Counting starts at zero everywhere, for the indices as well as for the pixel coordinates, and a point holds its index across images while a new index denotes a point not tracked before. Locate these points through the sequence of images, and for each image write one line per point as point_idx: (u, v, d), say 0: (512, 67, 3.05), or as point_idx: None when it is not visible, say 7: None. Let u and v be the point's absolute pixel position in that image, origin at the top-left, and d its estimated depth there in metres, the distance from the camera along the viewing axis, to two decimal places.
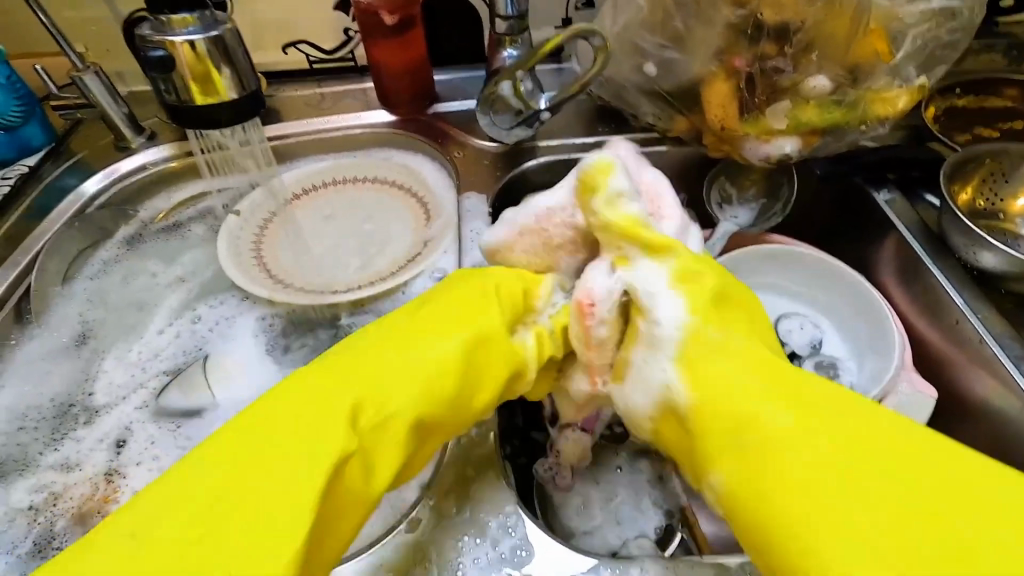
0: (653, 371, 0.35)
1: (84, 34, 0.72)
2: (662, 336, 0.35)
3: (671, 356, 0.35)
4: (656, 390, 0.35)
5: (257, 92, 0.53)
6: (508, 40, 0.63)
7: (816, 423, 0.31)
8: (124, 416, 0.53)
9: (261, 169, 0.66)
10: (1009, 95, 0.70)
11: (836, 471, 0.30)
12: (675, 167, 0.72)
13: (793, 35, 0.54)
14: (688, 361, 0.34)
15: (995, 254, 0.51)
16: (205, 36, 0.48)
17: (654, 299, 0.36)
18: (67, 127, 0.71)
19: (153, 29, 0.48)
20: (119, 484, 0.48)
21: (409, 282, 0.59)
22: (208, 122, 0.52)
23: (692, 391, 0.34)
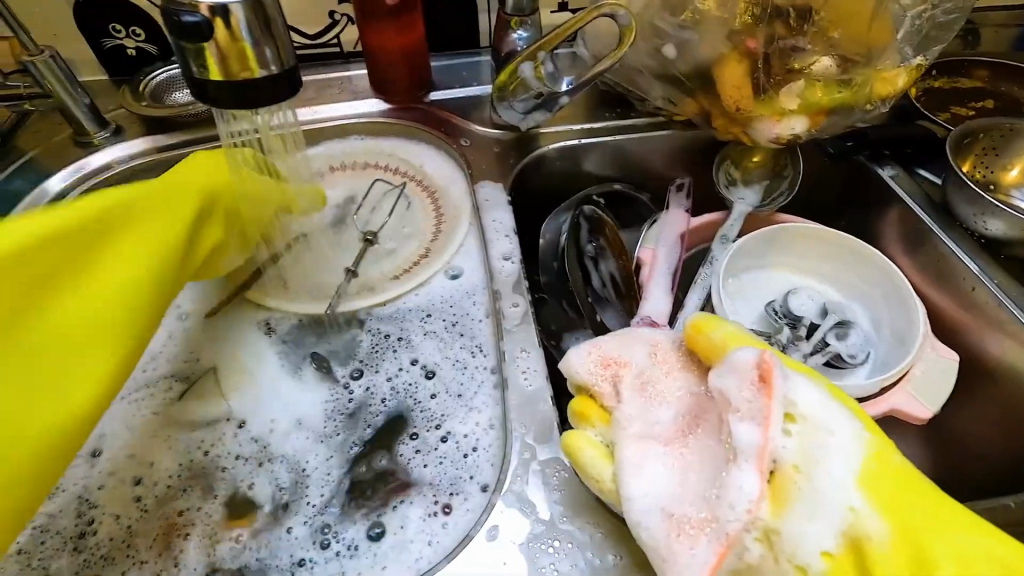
0: (826, 498, 0.31)
1: (27, 14, 0.63)
2: (835, 452, 0.32)
3: (853, 480, 0.32)
4: (824, 527, 0.31)
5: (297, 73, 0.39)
6: (516, 21, 0.60)
7: (905, 525, 0.31)
8: (133, 425, 0.47)
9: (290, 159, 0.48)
10: (979, 76, 0.75)
11: (907, 560, 0.30)
12: (682, 150, 0.72)
13: (814, 14, 0.55)
14: (870, 484, 0.32)
15: (1003, 221, 0.54)
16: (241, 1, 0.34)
17: (817, 432, 0.33)
18: (13, 119, 0.63)
19: None
20: (96, 522, 0.42)
21: (428, 278, 0.55)
22: (216, 102, 0.37)
23: (873, 524, 0.31)
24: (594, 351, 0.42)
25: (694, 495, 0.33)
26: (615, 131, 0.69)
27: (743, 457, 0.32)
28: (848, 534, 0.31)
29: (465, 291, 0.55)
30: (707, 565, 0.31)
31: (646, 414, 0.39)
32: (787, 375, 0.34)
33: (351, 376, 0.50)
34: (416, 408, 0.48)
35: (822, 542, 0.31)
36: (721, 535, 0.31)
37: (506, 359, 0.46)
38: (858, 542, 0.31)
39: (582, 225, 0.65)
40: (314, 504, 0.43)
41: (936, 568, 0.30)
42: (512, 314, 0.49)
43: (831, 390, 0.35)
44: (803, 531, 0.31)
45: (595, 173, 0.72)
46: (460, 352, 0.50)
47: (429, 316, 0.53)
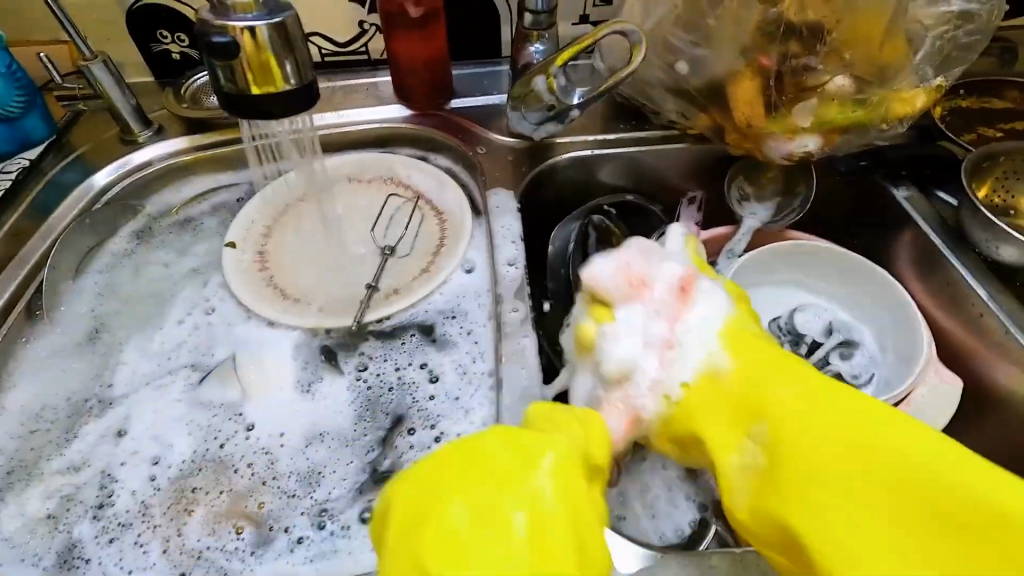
0: (688, 340, 0.41)
1: (85, 20, 0.68)
2: (710, 317, 0.43)
3: (716, 332, 0.42)
4: (688, 363, 0.40)
5: (313, 87, 0.43)
6: (535, 35, 0.62)
7: (749, 364, 0.39)
8: (160, 406, 0.51)
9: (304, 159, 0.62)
10: (1009, 97, 0.73)
11: (748, 388, 0.38)
12: (695, 163, 0.72)
13: (826, 35, 0.55)
14: (728, 338, 0.41)
15: (1017, 248, 0.52)
16: (268, 23, 0.38)
17: (703, 301, 0.43)
18: (68, 117, 0.68)
19: (214, 12, 0.39)
20: (116, 491, 0.46)
21: (444, 280, 0.58)
22: (240, 113, 0.41)
23: (720, 360, 0.40)
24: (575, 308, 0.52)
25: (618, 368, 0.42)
26: (629, 143, 0.71)
27: (616, 301, 0.44)
28: (703, 369, 0.40)
29: (472, 294, 0.57)
30: (619, 432, 0.41)
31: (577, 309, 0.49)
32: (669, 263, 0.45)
33: (361, 369, 0.52)
34: (415, 405, 0.50)
35: (679, 376, 0.40)
36: (630, 408, 0.41)
37: (509, 354, 0.49)
38: (710, 374, 0.40)
39: (590, 235, 0.66)
40: (330, 477, 0.46)
41: (766, 393, 0.37)
42: (511, 319, 0.51)
43: (730, 291, 0.46)
44: (676, 367, 0.41)
45: (606, 183, 0.73)
46: (464, 356, 0.52)
47: (437, 318, 0.55)
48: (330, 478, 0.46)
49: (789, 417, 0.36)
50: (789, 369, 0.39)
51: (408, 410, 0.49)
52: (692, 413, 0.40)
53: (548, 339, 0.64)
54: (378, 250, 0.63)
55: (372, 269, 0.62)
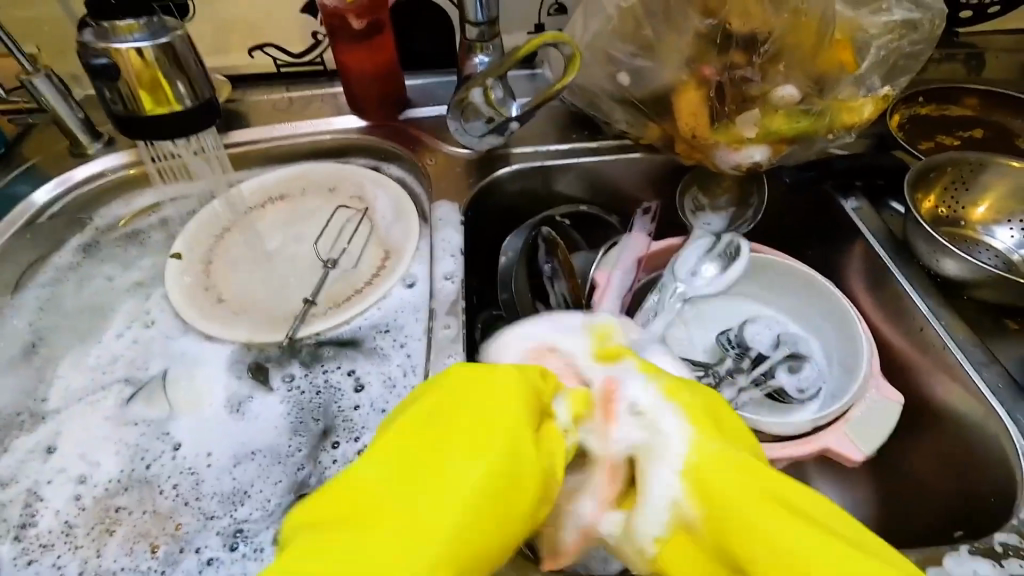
0: (654, 480, 0.35)
1: (36, 34, 0.69)
2: (665, 450, 0.36)
3: (681, 461, 0.35)
4: (655, 513, 0.35)
5: (212, 102, 0.51)
6: (478, 47, 0.62)
7: (718, 513, 0.33)
8: (88, 423, 0.51)
9: (216, 175, 0.67)
10: (969, 104, 0.72)
11: (721, 537, 0.33)
12: (649, 173, 0.71)
13: (761, 44, 0.54)
14: (694, 481, 0.34)
15: (956, 262, 0.53)
16: (152, 44, 0.46)
17: (660, 418, 0.37)
18: (19, 131, 0.69)
19: (95, 35, 0.46)
20: (37, 509, 0.46)
21: (383, 294, 0.57)
22: (136, 137, 0.49)
23: (685, 512, 0.34)
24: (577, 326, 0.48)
25: (592, 494, 0.37)
26: (581, 152, 0.70)
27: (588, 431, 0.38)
28: (673, 523, 0.35)
29: (412, 308, 0.57)
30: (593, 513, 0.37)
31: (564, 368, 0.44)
32: (644, 375, 0.39)
33: (289, 378, 0.53)
34: (337, 420, 0.50)
35: (653, 528, 0.35)
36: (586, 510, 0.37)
37: (437, 374, 0.48)
38: (679, 532, 0.35)
39: (539, 246, 0.66)
40: (256, 495, 0.46)
41: (742, 546, 0.32)
42: (443, 335, 0.51)
43: (669, 387, 0.38)
44: (643, 522, 0.35)
45: (563, 194, 0.72)
46: (395, 370, 0.52)
47: (373, 329, 0.55)
48: (256, 495, 0.46)
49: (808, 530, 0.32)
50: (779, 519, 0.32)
51: (331, 424, 0.50)
52: (706, 560, 0.34)
53: None
54: (321, 263, 0.62)
55: (313, 282, 0.61)
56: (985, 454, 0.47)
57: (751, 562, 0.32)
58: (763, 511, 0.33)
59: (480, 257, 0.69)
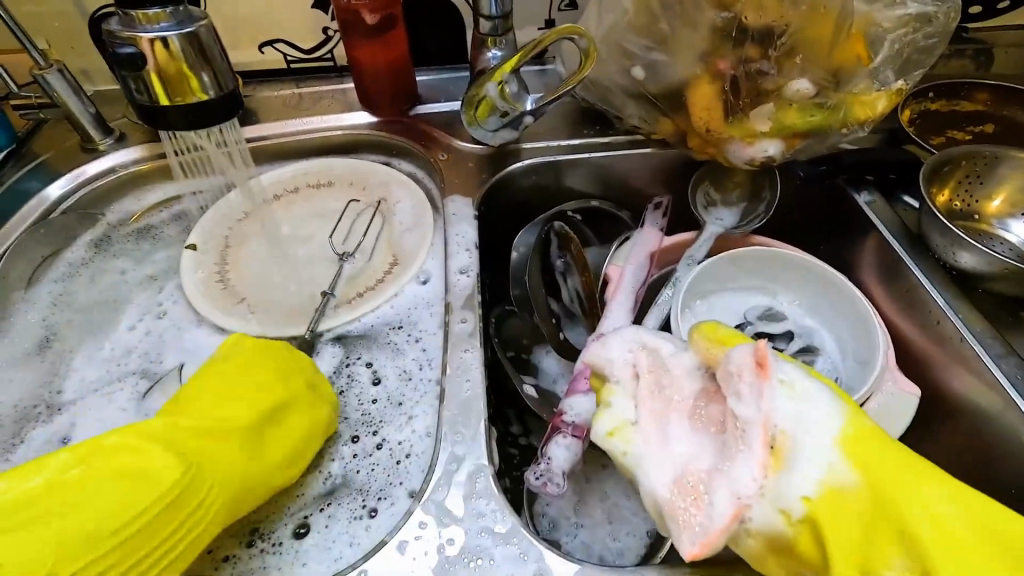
0: (806, 452, 0.33)
1: (47, 29, 0.68)
2: (814, 417, 0.34)
3: (835, 436, 0.34)
4: (804, 475, 0.33)
5: (234, 93, 0.50)
6: (491, 41, 0.62)
7: (879, 479, 0.33)
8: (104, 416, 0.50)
9: (239, 170, 0.63)
10: (979, 99, 0.72)
11: (878, 512, 0.33)
12: (660, 168, 0.71)
13: (777, 38, 0.54)
14: (848, 449, 0.34)
15: (973, 254, 0.53)
16: (178, 33, 0.45)
17: (807, 397, 0.35)
18: (29, 126, 0.68)
19: (122, 24, 0.45)
20: None
21: (398, 288, 0.57)
22: (159, 126, 0.49)
23: (842, 474, 0.33)
24: (628, 348, 0.43)
25: (745, 459, 0.33)
26: (593, 148, 0.70)
27: (747, 433, 0.34)
28: (824, 484, 0.33)
29: (427, 302, 0.57)
30: (724, 521, 0.32)
31: (648, 399, 0.39)
32: (784, 360, 0.37)
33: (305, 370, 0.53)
34: (352, 412, 0.50)
35: (802, 490, 0.33)
36: (733, 499, 0.32)
37: (453, 368, 0.48)
38: (834, 491, 0.33)
39: (551, 241, 0.65)
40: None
41: (905, 513, 0.33)
42: (459, 329, 0.51)
43: (810, 371, 0.38)
44: (787, 485, 0.33)
45: (574, 189, 0.72)
46: (411, 362, 0.52)
47: (388, 321, 0.56)
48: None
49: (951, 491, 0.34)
50: (938, 484, 0.34)
51: (347, 417, 0.50)
52: (840, 532, 0.32)
53: (508, 346, 0.62)
54: (335, 256, 0.62)
55: (326, 276, 0.61)
56: (1004, 446, 0.47)
57: (915, 526, 0.32)
58: (953, 511, 0.33)
59: (492, 252, 0.69)
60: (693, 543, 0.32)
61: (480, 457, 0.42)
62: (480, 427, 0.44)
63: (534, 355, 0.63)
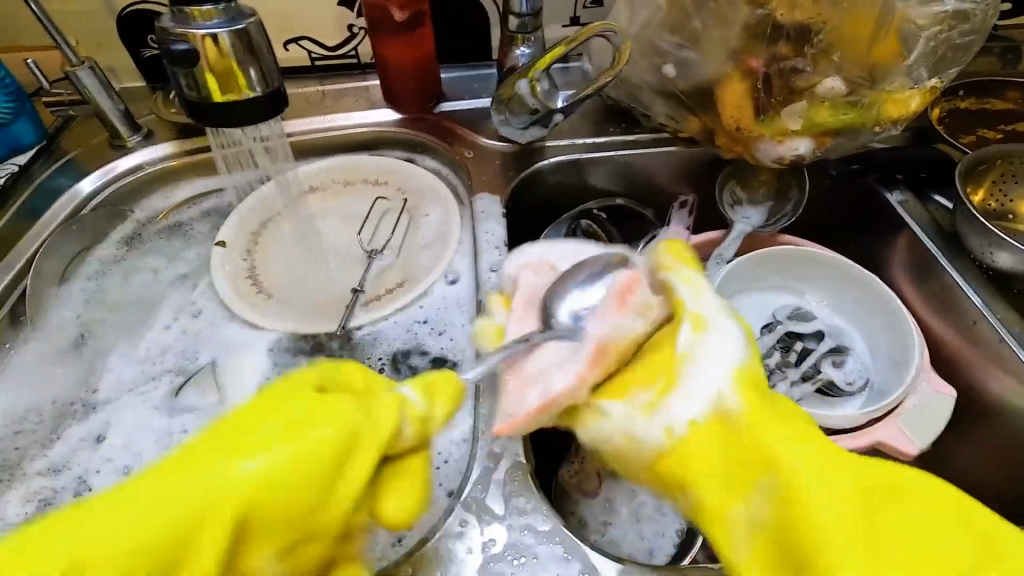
0: (704, 375, 0.35)
1: (75, 26, 0.69)
2: (722, 352, 0.35)
3: (732, 370, 0.35)
4: (691, 404, 0.34)
5: (280, 91, 0.50)
6: (519, 38, 0.62)
7: (763, 421, 0.33)
8: (139, 412, 0.51)
9: (272, 164, 0.63)
10: (1009, 97, 0.71)
11: (754, 444, 0.32)
12: (686, 166, 0.71)
13: (814, 36, 0.54)
14: (742, 381, 0.34)
15: (1011, 254, 0.52)
16: (229, 30, 0.45)
17: (714, 336, 0.36)
18: (58, 124, 0.69)
19: (174, 21, 0.45)
20: (87, 498, 0.46)
21: (428, 287, 0.57)
22: (205, 122, 0.49)
23: (728, 403, 0.34)
24: (541, 253, 0.49)
25: (570, 367, 0.38)
26: (618, 145, 0.69)
27: (580, 351, 0.39)
28: (712, 410, 0.34)
29: (456, 300, 0.57)
30: (530, 411, 0.37)
31: (532, 280, 0.47)
32: (673, 277, 0.40)
33: (335, 369, 0.53)
34: None
35: (688, 413, 0.34)
36: (545, 396, 0.37)
37: None
38: (719, 419, 0.33)
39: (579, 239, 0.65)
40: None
41: (773, 452, 0.32)
42: None
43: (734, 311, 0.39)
44: (677, 409, 0.34)
45: (599, 187, 0.72)
46: (441, 359, 0.53)
47: (416, 318, 0.56)
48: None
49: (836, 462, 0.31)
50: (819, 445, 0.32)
51: None
52: (699, 463, 0.33)
53: None
54: (364, 254, 0.62)
55: (354, 274, 0.61)
56: None
57: (790, 481, 0.30)
58: (859, 504, 0.30)
59: (517, 251, 0.69)
60: (507, 422, 0.38)
61: (518, 456, 0.42)
62: None
63: None
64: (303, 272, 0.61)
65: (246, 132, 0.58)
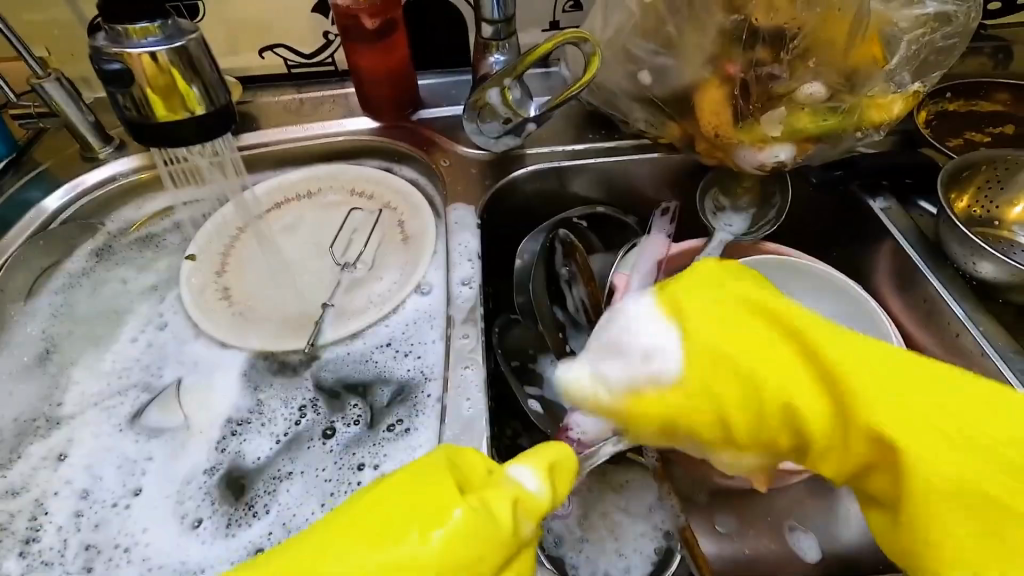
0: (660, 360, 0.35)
1: (46, 37, 0.68)
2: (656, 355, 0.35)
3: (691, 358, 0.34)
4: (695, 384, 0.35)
5: (226, 106, 0.49)
6: (493, 45, 0.60)
7: (783, 386, 0.33)
8: (103, 432, 0.50)
9: (229, 179, 0.61)
10: (999, 100, 0.70)
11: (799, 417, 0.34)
12: (668, 173, 0.70)
13: (790, 41, 0.52)
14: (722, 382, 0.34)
15: (994, 264, 0.51)
16: (168, 47, 0.44)
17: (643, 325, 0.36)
18: (29, 135, 0.68)
19: (108, 39, 0.44)
20: (45, 522, 0.45)
21: (399, 304, 0.56)
22: (148, 143, 0.48)
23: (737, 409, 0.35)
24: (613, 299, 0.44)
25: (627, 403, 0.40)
26: (597, 152, 0.68)
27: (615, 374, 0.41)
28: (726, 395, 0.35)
29: (428, 315, 0.55)
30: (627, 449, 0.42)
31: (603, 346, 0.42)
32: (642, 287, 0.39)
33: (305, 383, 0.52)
34: (344, 431, 0.49)
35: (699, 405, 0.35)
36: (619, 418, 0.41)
37: (453, 385, 0.47)
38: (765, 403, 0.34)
39: (556, 249, 0.64)
40: (275, 507, 0.45)
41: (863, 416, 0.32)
42: (461, 344, 0.49)
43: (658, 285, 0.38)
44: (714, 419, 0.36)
45: (579, 194, 0.70)
46: (413, 376, 0.52)
47: (387, 334, 0.55)
48: (275, 502, 0.45)
49: (840, 375, 0.33)
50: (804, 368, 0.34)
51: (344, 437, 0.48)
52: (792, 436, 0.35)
53: (512, 356, 0.60)
54: (337, 267, 0.61)
55: (327, 287, 0.60)
56: None
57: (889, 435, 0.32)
58: (898, 421, 0.32)
59: (495, 260, 0.68)
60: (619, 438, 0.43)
61: None
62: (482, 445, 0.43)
63: (539, 365, 0.60)
64: (274, 285, 0.60)
65: (190, 148, 0.57)
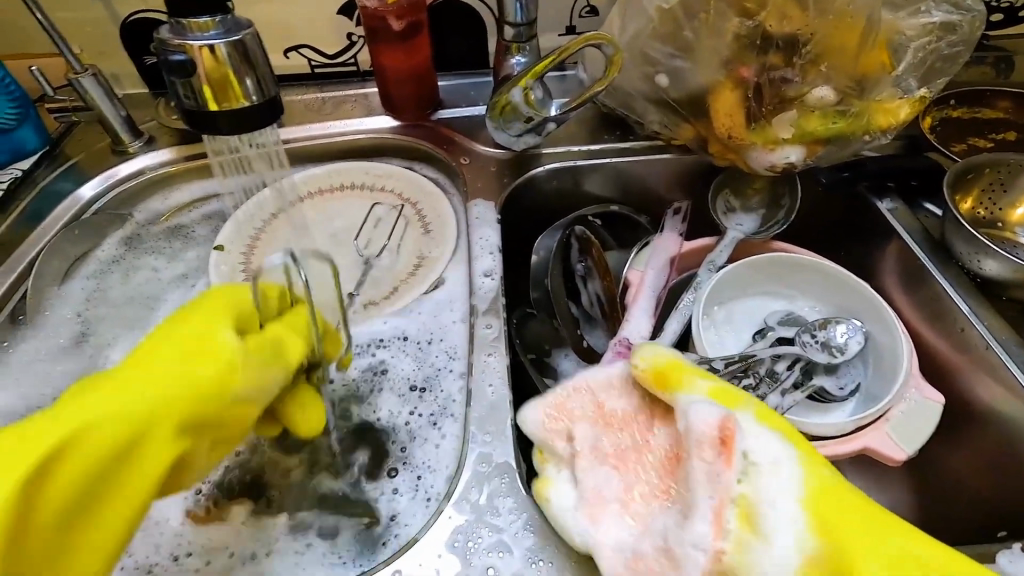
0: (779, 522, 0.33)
1: (80, 35, 0.70)
2: (779, 484, 0.34)
3: (795, 499, 0.34)
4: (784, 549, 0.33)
5: (275, 99, 0.51)
6: (515, 47, 0.63)
7: (843, 547, 0.33)
8: None
9: (272, 170, 0.63)
10: (1001, 107, 0.72)
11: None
12: (681, 174, 0.72)
13: (802, 47, 0.55)
14: (812, 513, 0.34)
15: (998, 261, 0.53)
16: (225, 40, 0.47)
17: (764, 473, 0.35)
18: (62, 129, 0.70)
19: (173, 32, 0.47)
20: None
21: (421, 295, 0.58)
22: (201, 131, 0.50)
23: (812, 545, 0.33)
24: (593, 397, 0.43)
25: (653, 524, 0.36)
26: (613, 152, 0.70)
27: (697, 513, 0.34)
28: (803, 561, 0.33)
29: (450, 305, 0.57)
30: None
31: (599, 473, 0.40)
32: (748, 428, 0.37)
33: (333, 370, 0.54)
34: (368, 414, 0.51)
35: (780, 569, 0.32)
36: None
37: (477, 371, 0.48)
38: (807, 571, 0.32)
39: (572, 245, 0.65)
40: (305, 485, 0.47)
41: None
42: (485, 333, 0.51)
43: (781, 437, 0.37)
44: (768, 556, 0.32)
45: (593, 193, 0.72)
46: (437, 363, 0.53)
47: (406, 323, 0.56)
48: (305, 482, 0.47)
49: (860, 532, 0.33)
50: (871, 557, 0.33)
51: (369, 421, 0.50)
52: None
53: (530, 349, 0.63)
54: (360, 259, 0.63)
55: (350, 277, 0.61)
56: None
57: None
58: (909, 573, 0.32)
59: (512, 256, 0.70)
60: None
61: (508, 455, 0.43)
62: (507, 426, 0.45)
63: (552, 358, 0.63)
64: None
65: (239, 140, 0.59)
